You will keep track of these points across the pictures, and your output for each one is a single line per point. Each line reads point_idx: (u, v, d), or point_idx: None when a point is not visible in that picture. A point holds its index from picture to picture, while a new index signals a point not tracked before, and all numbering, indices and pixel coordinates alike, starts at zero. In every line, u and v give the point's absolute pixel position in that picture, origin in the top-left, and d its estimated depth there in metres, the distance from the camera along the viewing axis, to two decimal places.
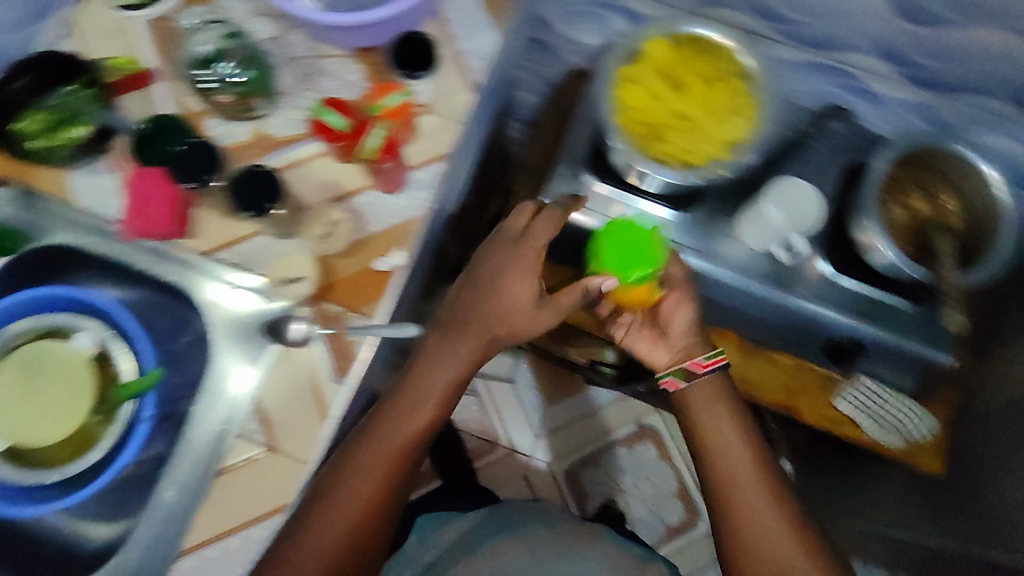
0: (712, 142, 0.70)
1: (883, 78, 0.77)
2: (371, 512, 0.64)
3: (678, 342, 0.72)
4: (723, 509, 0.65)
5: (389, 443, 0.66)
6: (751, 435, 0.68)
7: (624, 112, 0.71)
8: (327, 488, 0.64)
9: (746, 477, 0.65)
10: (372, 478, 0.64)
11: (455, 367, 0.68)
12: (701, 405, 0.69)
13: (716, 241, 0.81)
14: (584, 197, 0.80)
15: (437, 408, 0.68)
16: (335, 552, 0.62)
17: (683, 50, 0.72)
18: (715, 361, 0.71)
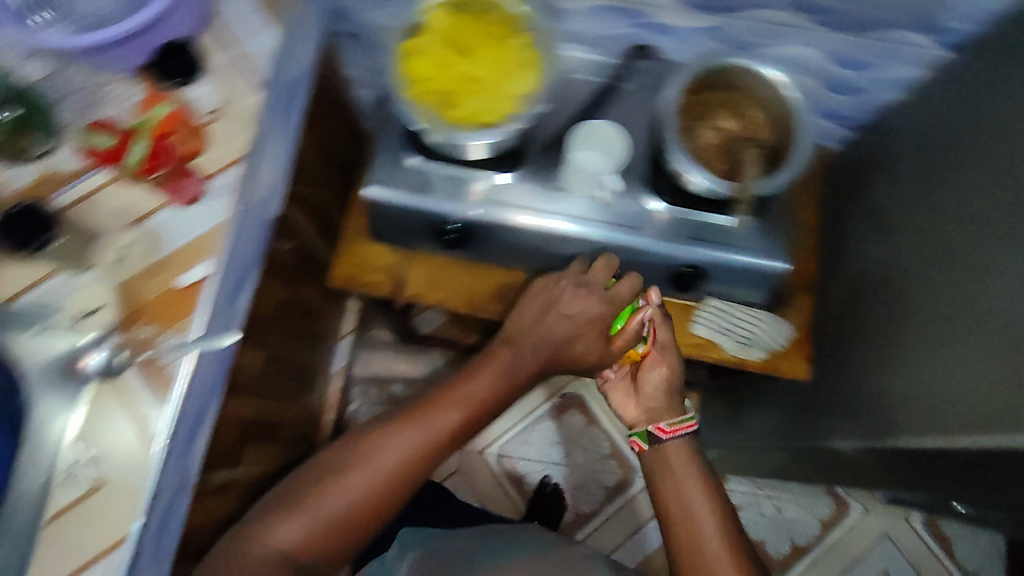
0: (504, 99, 0.70)
1: (673, 12, 0.77)
2: (362, 511, 0.67)
3: (656, 402, 0.81)
4: (686, 555, 0.70)
5: (405, 447, 0.70)
6: (717, 499, 0.73)
7: (411, 85, 0.70)
8: (332, 470, 0.68)
9: (707, 533, 0.71)
10: (376, 472, 0.68)
11: (463, 408, 0.73)
12: (676, 465, 0.76)
13: (544, 196, 0.80)
14: (403, 177, 0.79)
15: (449, 430, 0.72)
16: (317, 539, 0.65)
17: (460, 16, 0.72)
18: (677, 428, 0.78)
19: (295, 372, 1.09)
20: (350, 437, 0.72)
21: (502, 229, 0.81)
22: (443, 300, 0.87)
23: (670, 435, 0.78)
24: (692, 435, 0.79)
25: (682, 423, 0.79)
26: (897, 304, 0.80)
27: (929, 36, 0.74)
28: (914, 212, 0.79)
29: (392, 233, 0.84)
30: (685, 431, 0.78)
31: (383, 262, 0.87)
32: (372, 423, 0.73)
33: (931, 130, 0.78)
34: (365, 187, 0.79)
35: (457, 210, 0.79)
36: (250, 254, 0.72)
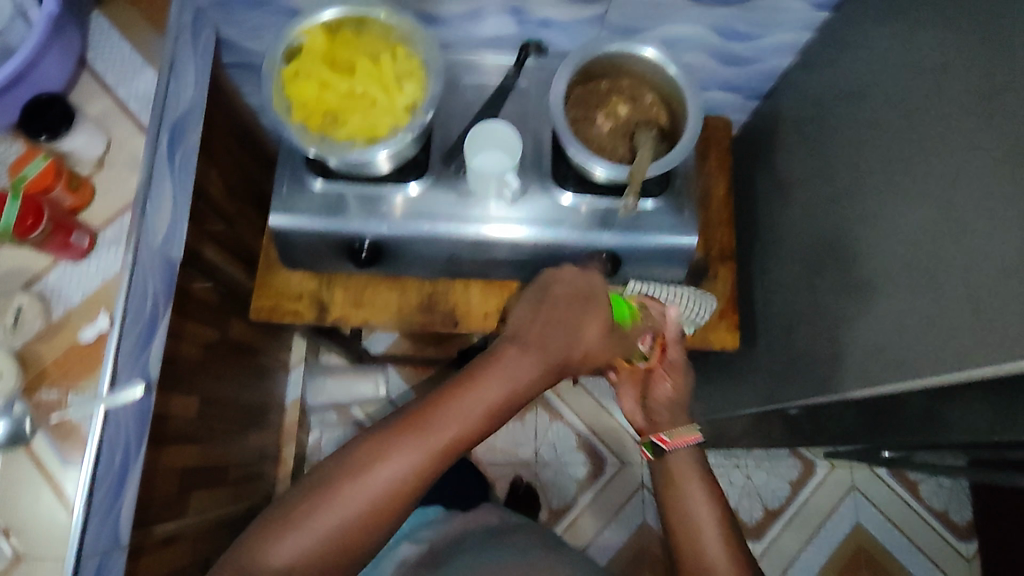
0: (391, 112, 0.69)
1: (553, 5, 0.78)
2: (366, 529, 0.60)
3: (660, 416, 0.78)
4: (689, 564, 0.68)
5: (411, 462, 0.61)
6: (723, 511, 0.71)
7: (295, 108, 0.69)
8: (326, 487, 0.60)
9: (711, 546, 0.68)
10: (378, 490, 0.60)
11: (456, 413, 0.63)
12: (687, 476, 0.73)
13: (451, 203, 0.80)
14: (308, 200, 0.78)
15: (443, 442, 0.63)
16: (317, 560, 0.59)
17: (337, 36, 0.71)
18: (675, 444, 0.74)
19: (238, 411, 1.07)
20: (410, 413, 0.64)
21: (413, 242, 0.81)
22: (368, 319, 0.86)
23: (676, 445, 0.74)
24: (693, 450, 0.75)
25: (681, 439, 0.74)
26: (809, 263, 0.83)
27: (802, 0, 0.76)
28: (816, 171, 0.82)
29: (307, 259, 0.83)
30: (686, 447, 0.74)
31: (303, 288, 0.86)
32: (371, 426, 0.64)
33: (824, 90, 0.81)
34: (270, 217, 0.78)
35: (367, 228, 0.79)
36: (155, 300, 0.71)
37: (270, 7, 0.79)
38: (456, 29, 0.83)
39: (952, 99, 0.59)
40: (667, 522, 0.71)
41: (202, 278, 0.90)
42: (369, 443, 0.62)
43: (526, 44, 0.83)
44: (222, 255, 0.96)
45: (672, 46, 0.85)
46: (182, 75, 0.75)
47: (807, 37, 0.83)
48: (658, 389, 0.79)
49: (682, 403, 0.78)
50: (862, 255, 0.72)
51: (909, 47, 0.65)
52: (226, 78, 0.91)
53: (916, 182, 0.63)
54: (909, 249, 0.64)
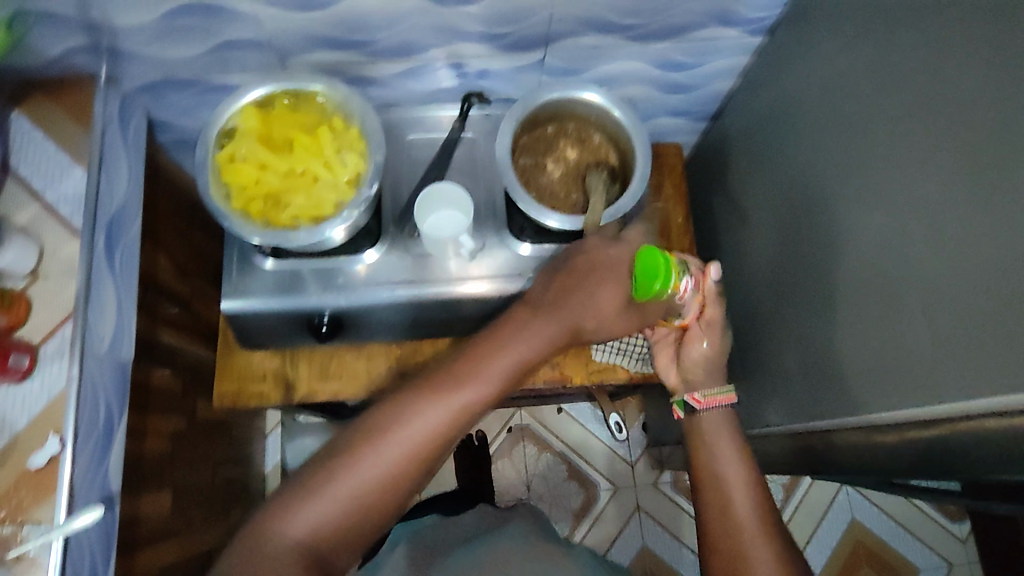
0: (335, 187, 0.67)
1: (489, 57, 0.77)
2: (384, 494, 0.63)
3: (695, 371, 0.79)
4: (717, 525, 0.70)
5: (425, 425, 0.64)
6: (762, 492, 0.71)
7: (234, 194, 0.67)
8: (348, 453, 0.62)
9: (742, 508, 0.70)
10: (393, 454, 0.63)
11: (482, 380, 0.66)
12: (715, 437, 0.76)
13: (409, 266, 0.78)
14: (260, 280, 0.76)
15: (463, 409, 0.66)
16: (337, 529, 0.61)
17: (271, 113, 0.69)
18: (708, 401, 0.77)
19: (217, 492, 1.03)
20: (421, 382, 0.67)
21: (374, 309, 0.79)
22: (337, 391, 0.83)
23: (705, 404, 0.77)
24: (726, 408, 0.77)
25: (715, 396, 0.77)
26: (773, 286, 0.82)
27: (736, 28, 0.76)
28: (770, 192, 0.82)
29: (267, 338, 0.81)
30: (719, 404, 0.77)
31: (267, 367, 0.83)
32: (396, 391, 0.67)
33: (767, 112, 0.81)
34: (222, 302, 0.75)
35: (326, 302, 0.76)
36: (109, 408, 0.69)
37: (200, 87, 0.76)
38: (395, 87, 0.81)
39: (882, 123, 0.59)
40: (701, 492, 0.73)
41: (162, 366, 0.87)
42: (384, 409, 0.65)
43: (468, 96, 0.82)
44: (181, 337, 0.93)
45: (614, 82, 0.85)
46: (115, 169, 0.72)
47: (746, 60, 0.84)
48: (694, 347, 0.78)
49: (716, 360, 0.79)
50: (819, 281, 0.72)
51: (839, 71, 0.66)
52: (166, 158, 0.88)
53: (859, 207, 0.64)
54: (861, 274, 0.64)
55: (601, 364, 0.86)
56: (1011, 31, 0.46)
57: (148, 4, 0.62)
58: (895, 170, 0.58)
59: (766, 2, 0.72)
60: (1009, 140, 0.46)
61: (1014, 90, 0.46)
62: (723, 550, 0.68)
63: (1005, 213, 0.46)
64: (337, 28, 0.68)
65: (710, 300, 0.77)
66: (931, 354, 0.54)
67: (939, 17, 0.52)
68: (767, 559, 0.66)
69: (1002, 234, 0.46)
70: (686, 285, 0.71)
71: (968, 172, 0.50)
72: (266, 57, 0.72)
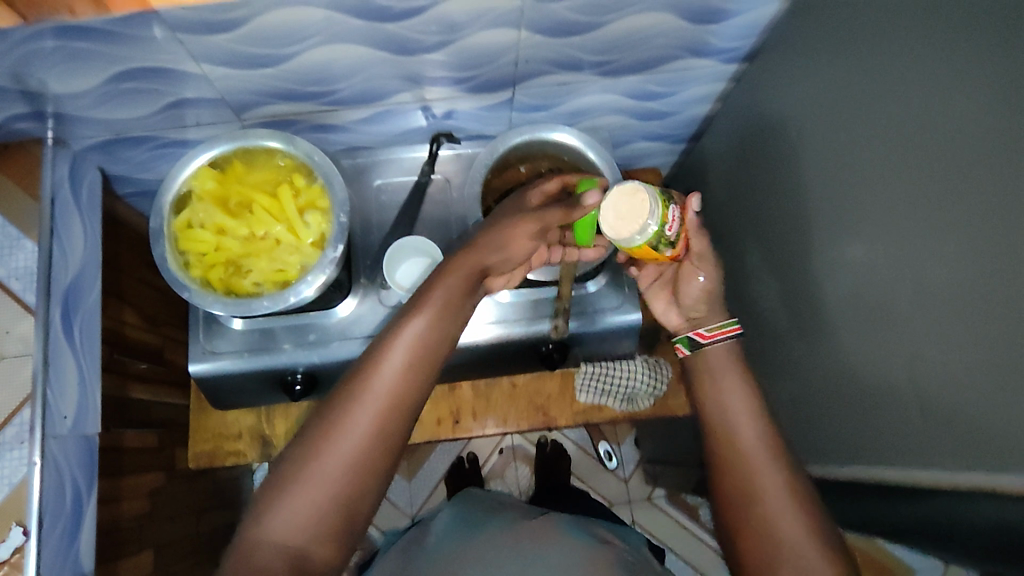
0: (296, 249, 0.65)
1: (455, 98, 0.74)
2: (368, 462, 0.51)
3: (697, 306, 0.68)
4: (728, 468, 0.60)
5: (388, 373, 0.53)
6: (761, 399, 0.63)
7: (192, 263, 0.64)
8: (322, 426, 0.52)
9: (745, 439, 0.60)
10: (367, 420, 0.52)
11: (440, 305, 0.56)
12: (721, 369, 0.65)
13: (382, 316, 0.76)
14: (230, 340, 0.74)
15: (432, 353, 0.55)
16: (329, 515, 0.50)
17: (229, 175, 0.66)
18: (716, 334, 0.66)
19: (203, 541, 1.00)
20: (383, 329, 0.56)
21: (347, 364, 0.76)
22: None
23: (712, 339, 0.66)
24: (733, 341, 0.66)
25: (719, 329, 0.66)
26: (747, 324, 0.81)
27: (710, 58, 0.73)
28: (745, 224, 0.79)
29: (238, 397, 0.78)
30: (724, 338, 0.66)
31: (243, 425, 0.81)
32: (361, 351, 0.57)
33: (744, 139, 0.78)
34: (190, 365, 0.73)
35: (297, 358, 0.74)
36: (77, 489, 0.66)
37: (156, 143, 0.73)
38: (361, 132, 0.78)
39: (850, 167, 0.57)
40: (707, 432, 0.63)
41: (135, 426, 0.84)
42: (346, 376, 0.54)
43: (437, 136, 0.79)
44: (156, 391, 0.90)
45: (587, 114, 0.82)
46: (69, 235, 0.69)
47: (723, 86, 0.81)
48: (693, 279, 0.67)
49: (716, 292, 0.67)
50: (792, 322, 0.69)
51: (807, 108, 0.63)
52: (126, 210, 0.85)
53: (829, 250, 0.61)
54: (832, 321, 0.62)
55: (585, 404, 0.86)
56: (968, 87, 0.44)
57: (88, 70, 0.58)
58: (863, 218, 0.55)
59: (737, 33, 0.69)
60: (975, 203, 0.43)
61: (975, 149, 0.43)
62: (728, 489, 0.60)
63: (976, 278, 0.44)
64: (290, 81, 0.65)
65: (695, 232, 0.63)
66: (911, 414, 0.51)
67: (899, 64, 0.50)
68: (780, 488, 0.57)
69: (975, 301, 0.44)
70: (675, 213, 0.59)
71: (935, 230, 0.47)
72: (222, 112, 0.69)
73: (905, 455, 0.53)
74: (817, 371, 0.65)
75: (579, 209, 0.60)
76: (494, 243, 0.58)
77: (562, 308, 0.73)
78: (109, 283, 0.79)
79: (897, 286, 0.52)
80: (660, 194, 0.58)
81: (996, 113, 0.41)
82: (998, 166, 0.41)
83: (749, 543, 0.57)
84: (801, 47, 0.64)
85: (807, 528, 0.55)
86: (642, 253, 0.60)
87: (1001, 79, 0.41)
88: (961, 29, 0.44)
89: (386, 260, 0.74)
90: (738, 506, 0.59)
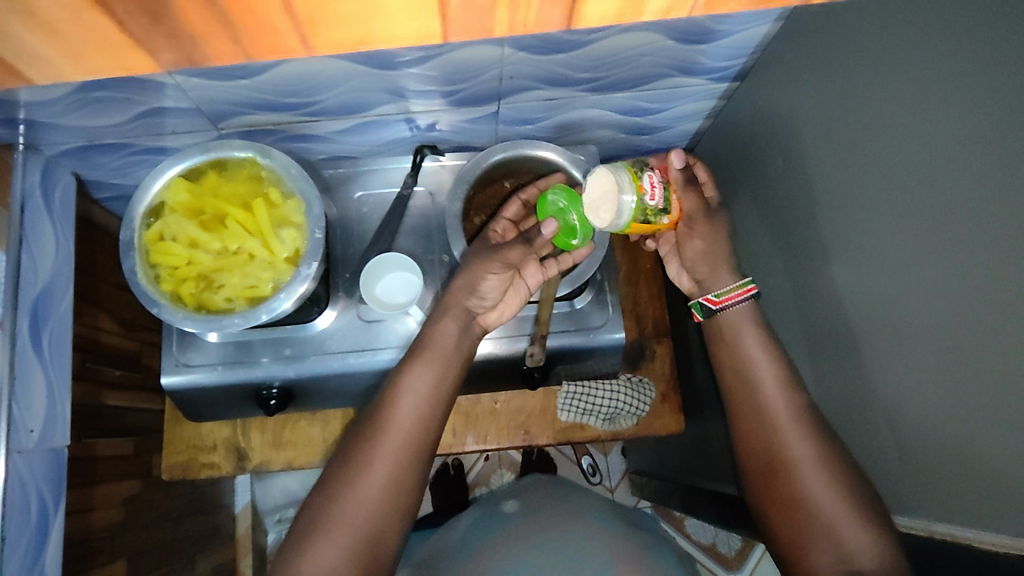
0: (269, 265, 0.63)
1: (441, 110, 0.72)
2: (386, 511, 0.60)
3: (701, 267, 0.70)
4: (759, 432, 0.65)
5: (399, 428, 0.62)
6: (784, 360, 0.65)
7: (163, 277, 0.62)
8: (350, 469, 0.61)
9: (772, 408, 0.64)
10: (383, 470, 0.60)
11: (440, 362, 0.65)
12: (744, 332, 0.67)
13: (360, 331, 0.75)
14: (205, 352, 0.72)
15: (435, 406, 0.64)
16: (357, 560, 0.57)
17: (202, 186, 0.65)
18: (726, 299, 0.68)
19: (180, 547, 0.98)
20: (388, 386, 0.64)
21: (324, 378, 0.75)
22: (291, 459, 0.83)
23: (723, 303, 0.68)
24: (749, 302, 0.68)
25: (731, 293, 0.68)
26: None
27: (701, 76, 0.71)
28: (746, 242, 0.78)
29: (213, 411, 0.78)
30: (738, 300, 0.68)
31: (217, 437, 0.82)
32: (373, 405, 0.64)
33: (740, 159, 0.77)
34: (163, 378, 0.72)
35: (273, 372, 0.73)
36: (43, 503, 0.65)
37: (132, 149, 0.71)
38: (344, 142, 0.77)
39: (846, 197, 0.56)
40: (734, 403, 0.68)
41: (107, 435, 0.82)
42: (358, 437, 0.63)
43: (420, 147, 0.77)
44: (132, 397, 0.88)
45: (576, 127, 0.80)
46: (40, 243, 0.67)
47: (715, 103, 0.79)
48: (691, 239, 0.69)
49: (716, 249, 0.69)
50: (796, 342, 0.69)
51: (800, 133, 0.62)
52: (103, 214, 0.84)
53: (832, 278, 0.60)
54: (839, 349, 0.60)
55: (566, 422, 0.85)
56: (962, 126, 0.42)
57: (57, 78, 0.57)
58: (862, 251, 0.54)
59: (730, 52, 0.67)
60: (974, 245, 0.42)
61: (973, 190, 0.42)
62: (755, 463, 0.65)
63: (980, 323, 0.43)
64: (271, 92, 0.63)
65: (680, 189, 0.67)
66: (926, 452, 0.50)
67: (893, 96, 0.49)
68: (807, 454, 0.61)
69: (982, 346, 0.43)
70: (651, 180, 0.61)
71: (935, 269, 0.46)
72: (199, 121, 0.67)
73: (928, 497, 0.51)
74: (826, 396, 0.64)
75: (537, 239, 0.66)
76: (466, 284, 0.65)
77: (539, 335, 0.72)
78: (83, 289, 0.77)
79: (897, 322, 0.51)
80: (628, 170, 0.61)
81: (994, 155, 0.40)
82: (999, 210, 0.40)
83: (780, 508, 0.63)
84: (792, 71, 0.62)
85: (832, 492, 0.60)
86: (638, 230, 0.63)
87: (999, 121, 0.40)
88: (956, 66, 0.43)
89: (361, 279, 0.73)
90: (766, 475, 0.64)
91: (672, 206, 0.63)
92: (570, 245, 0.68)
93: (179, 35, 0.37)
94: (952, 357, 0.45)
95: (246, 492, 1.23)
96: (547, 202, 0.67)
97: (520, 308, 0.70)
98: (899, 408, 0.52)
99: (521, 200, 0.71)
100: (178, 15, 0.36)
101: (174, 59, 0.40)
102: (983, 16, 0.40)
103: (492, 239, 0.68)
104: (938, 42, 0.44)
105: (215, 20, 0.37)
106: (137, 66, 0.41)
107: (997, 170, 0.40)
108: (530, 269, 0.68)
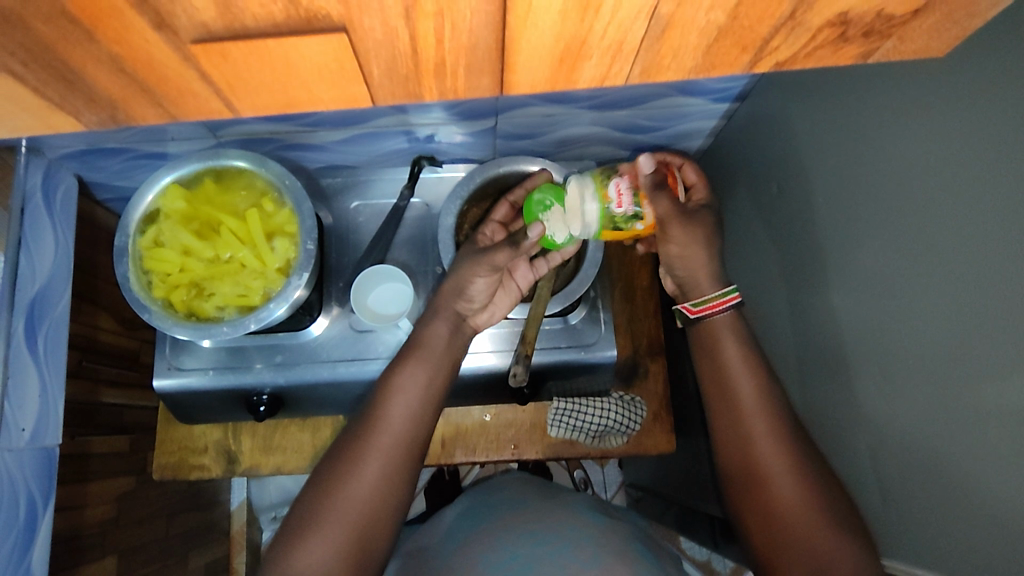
0: (262, 274, 0.64)
1: (441, 125, 0.71)
2: (376, 511, 0.59)
3: (684, 274, 0.67)
4: (733, 448, 0.63)
5: (391, 427, 0.62)
6: (773, 380, 0.63)
7: (155, 282, 0.63)
8: (343, 466, 0.60)
9: (754, 420, 0.62)
10: (376, 468, 0.60)
11: (432, 372, 0.64)
12: (724, 342, 0.65)
13: (355, 338, 0.75)
14: (198, 356, 0.73)
15: (427, 409, 0.64)
16: (348, 559, 0.57)
17: (198, 193, 0.66)
18: (704, 309, 0.66)
19: (174, 544, 0.99)
20: (379, 387, 0.64)
21: (311, 386, 0.75)
22: (280, 464, 0.83)
23: (707, 313, 0.65)
24: (734, 309, 0.65)
25: (710, 304, 0.65)
26: None
27: (701, 97, 0.71)
28: (744, 264, 0.78)
29: (203, 415, 0.79)
30: (719, 310, 0.65)
31: (208, 440, 0.83)
32: (366, 404, 0.64)
33: (739, 181, 0.76)
34: (155, 380, 0.73)
35: (263, 379, 0.73)
36: (32, 502, 0.65)
37: (135, 155, 0.72)
38: (342, 153, 0.76)
39: (845, 226, 0.55)
40: (715, 423, 0.66)
41: (103, 432, 0.82)
42: (349, 437, 0.63)
43: (418, 158, 0.76)
44: (129, 395, 0.89)
45: (575, 142, 0.80)
46: (39, 246, 0.68)
47: (716, 123, 0.79)
48: (670, 240, 0.64)
49: (693, 253, 0.64)
50: (788, 369, 0.68)
51: (803, 165, 0.61)
52: (105, 214, 0.84)
53: (827, 310, 0.59)
54: (831, 380, 0.59)
55: (556, 438, 0.85)
56: (969, 170, 0.41)
57: None
58: (857, 286, 0.54)
59: (729, 77, 0.66)
60: (977, 294, 0.41)
61: (979, 234, 0.41)
62: (735, 476, 0.63)
63: (981, 373, 0.41)
64: None
65: (651, 195, 0.61)
66: (915, 498, 0.49)
67: (899, 135, 0.47)
68: (787, 468, 0.60)
69: (983, 396, 0.41)
70: (617, 188, 0.60)
71: (935, 309, 0.45)
72: (196, 129, 0.67)
73: (913, 542, 0.51)
74: (816, 426, 0.63)
75: (524, 242, 0.63)
76: (454, 288, 0.65)
77: (524, 354, 0.70)
78: (83, 289, 0.78)
79: (891, 359, 0.50)
80: (594, 179, 0.62)
81: (1003, 205, 0.39)
82: (1004, 255, 0.39)
83: (753, 520, 0.61)
84: (791, 97, 0.61)
85: (808, 507, 0.58)
86: (615, 235, 0.63)
87: (1004, 166, 0.39)
88: (966, 109, 0.42)
89: (353, 292, 0.73)
90: (742, 491, 0.63)
91: (647, 213, 0.61)
92: (557, 246, 0.65)
93: (96, 98, 0.37)
94: (948, 404, 0.44)
95: (242, 489, 1.24)
96: (534, 202, 0.65)
97: (510, 310, 0.70)
98: (893, 445, 0.51)
99: (510, 202, 0.70)
100: (89, 81, 0.35)
101: (95, 118, 0.40)
102: (993, 61, 0.39)
103: (481, 242, 0.67)
104: (948, 84, 0.43)
105: (129, 86, 0.36)
106: (62, 121, 0.40)
107: (999, 228, 0.39)
108: (520, 269, 0.69)
